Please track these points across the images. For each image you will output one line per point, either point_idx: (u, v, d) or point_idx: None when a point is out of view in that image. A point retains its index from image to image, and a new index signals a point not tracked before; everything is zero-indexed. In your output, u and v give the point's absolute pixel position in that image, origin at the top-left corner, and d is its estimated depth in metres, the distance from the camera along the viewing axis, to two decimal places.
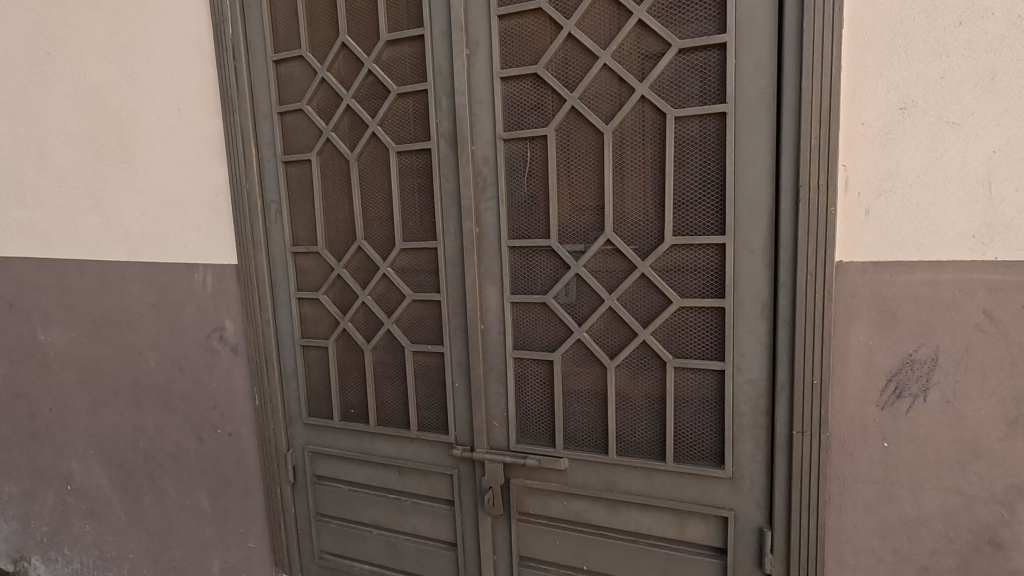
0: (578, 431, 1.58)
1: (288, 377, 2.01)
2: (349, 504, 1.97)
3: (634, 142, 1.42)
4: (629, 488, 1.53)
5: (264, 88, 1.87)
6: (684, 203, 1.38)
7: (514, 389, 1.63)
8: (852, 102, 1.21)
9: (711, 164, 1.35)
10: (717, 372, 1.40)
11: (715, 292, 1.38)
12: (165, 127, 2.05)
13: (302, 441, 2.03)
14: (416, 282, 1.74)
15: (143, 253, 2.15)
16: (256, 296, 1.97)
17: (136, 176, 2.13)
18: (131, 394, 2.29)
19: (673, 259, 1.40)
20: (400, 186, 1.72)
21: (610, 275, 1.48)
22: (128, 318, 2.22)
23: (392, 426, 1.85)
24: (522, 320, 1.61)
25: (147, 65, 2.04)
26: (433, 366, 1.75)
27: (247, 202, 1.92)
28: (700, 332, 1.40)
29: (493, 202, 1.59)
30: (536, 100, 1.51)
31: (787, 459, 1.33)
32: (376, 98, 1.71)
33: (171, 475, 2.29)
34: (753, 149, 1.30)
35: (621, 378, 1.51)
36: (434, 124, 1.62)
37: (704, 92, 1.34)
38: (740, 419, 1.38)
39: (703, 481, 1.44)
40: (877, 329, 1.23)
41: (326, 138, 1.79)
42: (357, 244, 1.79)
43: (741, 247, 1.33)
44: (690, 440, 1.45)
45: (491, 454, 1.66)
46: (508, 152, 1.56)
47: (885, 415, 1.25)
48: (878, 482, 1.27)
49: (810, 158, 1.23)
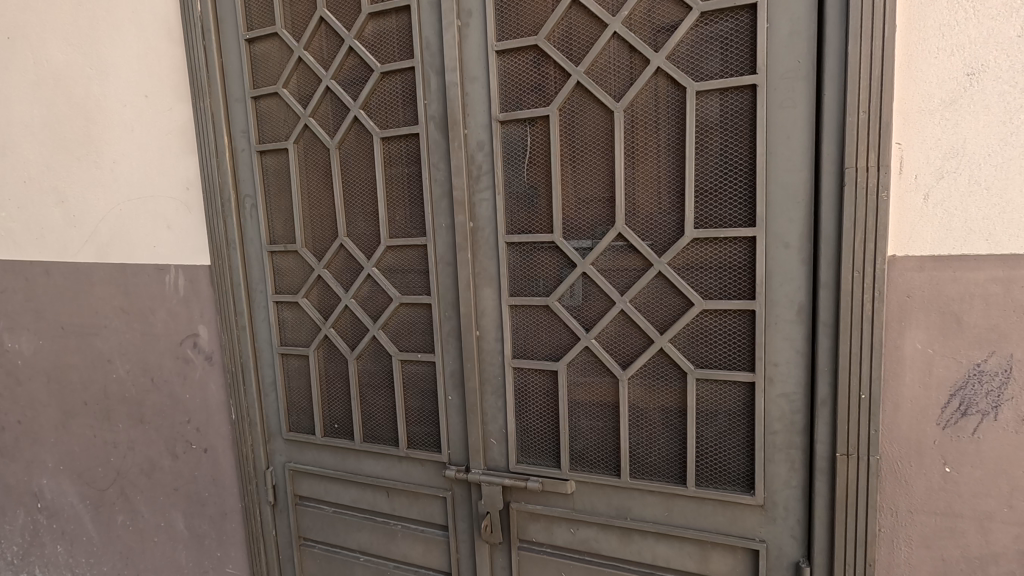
0: (587, 450, 1.40)
1: (267, 389, 1.83)
2: (334, 528, 1.79)
3: (648, 121, 1.25)
4: (644, 515, 1.35)
5: (237, 71, 1.70)
6: (707, 191, 1.21)
7: (514, 403, 1.46)
8: (908, 68, 1.03)
9: (739, 146, 1.17)
10: (746, 385, 1.22)
11: (744, 294, 1.20)
12: (133, 116, 1.88)
13: (283, 458, 1.86)
14: (404, 283, 1.56)
15: (111, 254, 1.98)
16: (231, 300, 1.80)
17: (103, 169, 1.96)
18: (101, 407, 2.12)
19: (694, 255, 1.23)
20: (386, 177, 1.54)
21: (621, 274, 1.31)
22: (97, 323, 2.05)
23: (379, 443, 1.67)
24: (522, 326, 1.43)
25: (112, 48, 1.86)
26: (423, 376, 1.58)
27: (220, 197, 1.75)
28: (726, 338, 1.22)
29: (488, 193, 1.41)
30: (537, 77, 1.33)
31: (830, 485, 1.16)
32: (358, 79, 1.54)
33: (144, 494, 2.12)
34: (788, 126, 1.12)
35: (634, 391, 1.33)
36: (422, 106, 1.45)
37: (730, 62, 1.16)
38: (772, 438, 1.21)
39: (729, 508, 1.26)
40: (937, 335, 1.06)
41: (304, 124, 1.62)
42: (339, 241, 1.61)
43: (773, 239, 1.16)
44: (715, 462, 1.28)
45: (489, 475, 1.48)
46: (505, 136, 1.39)
47: (947, 436, 1.08)
48: (939, 514, 1.10)
49: (858, 135, 1.05)
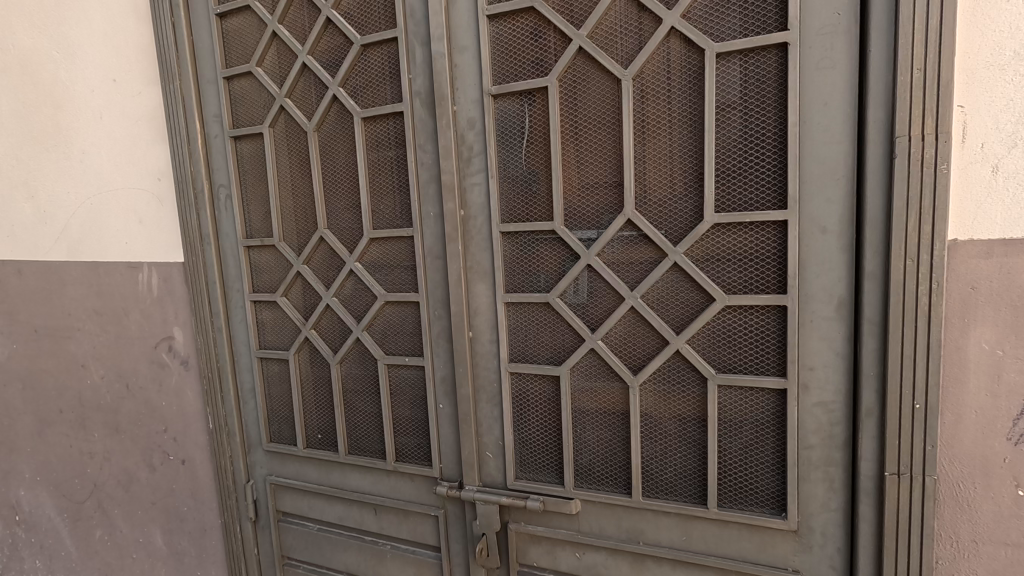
0: (594, 465, 1.25)
1: (246, 396, 1.70)
2: (319, 547, 1.65)
3: (660, 91, 1.09)
4: (659, 539, 1.20)
5: (208, 49, 1.56)
6: (730, 169, 1.05)
7: (511, 412, 1.31)
8: (972, 15, 0.88)
9: (767, 117, 1.01)
10: (776, 392, 1.06)
11: (773, 287, 1.04)
12: (102, 102, 1.73)
13: (264, 471, 1.72)
14: (390, 280, 1.41)
15: (82, 251, 1.83)
16: (206, 300, 1.66)
17: (72, 160, 1.81)
18: (76, 415, 1.96)
19: (715, 244, 1.07)
20: (368, 162, 1.40)
21: (631, 266, 1.15)
22: (70, 326, 1.90)
23: (364, 455, 1.53)
24: (520, 326, 1.28)
25: (80, 30, 1.72)
26: (412, 383, 1.42)
27: (192, 188, 1.61)
28: (752, 339, 1.07)
29: (481, 176, 1.26)
30: (533, 45, 1.18)
31: (876, 510, 1.00)
32: (337, 54, 1.39)
33: (122, 508, 1.97)
34: (827, 90, 0.96)
35: (647, 399, 1.17)
36: (406, 81, 1.30)
37: (756, 17, 1.00)
38: (807, 454, 1.05)
39: (758, 533, 1.11)
40: (1009, 334, 0.91)
41: (280, 105, 1.47)
42: (319, 234, 1.47)
43: (808, 224, 1.00)
44: (740, 480, 1.12)
45: (484, 493, 1.33)
46: (499, 112, 1.23)
47: (1019, 453, 0.92)
48: (1009, 545, 0.94)
49: (912, 97, 0.89)
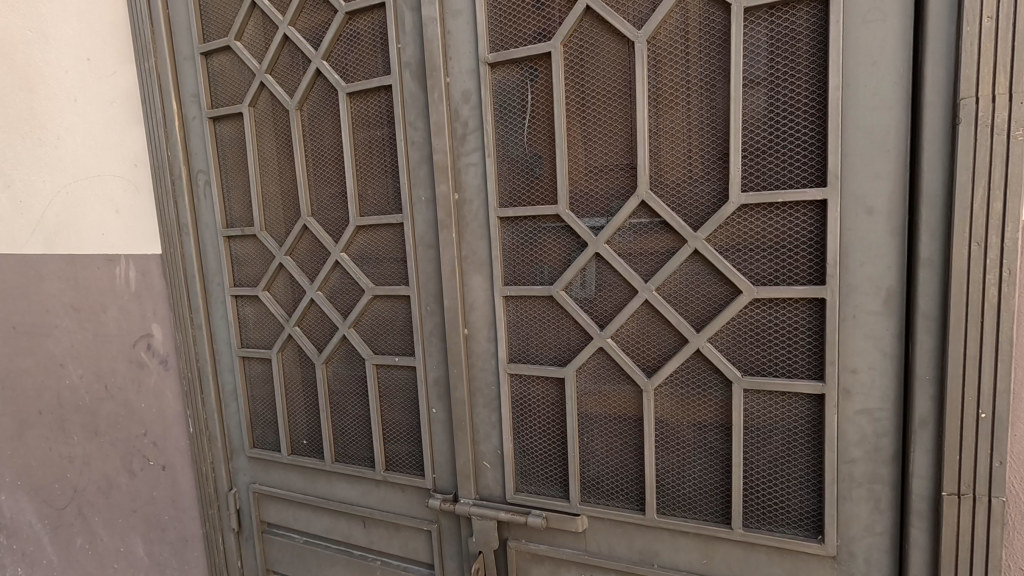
0: (603, 478, 1.12)
1: (228, 398, 1.59)
2: (306, 562, 1.53)
3: (677, 56, 0.96)
4: (676, 561, 1.07)
5: (185, 24, 1.44)
6: (759, 143, 0.91)
7: (510, 418, 1.18)
8: None
9: (801, 83, 0.88)
10: (812, 397, 0.93)
11: (808, 278, 0.91)
12: (77, 83, 1.61)
13: (248, 478, 1.61)
14: (378, 272, 1.29)
15: (58, 243, 1.68)
16: (184, 295, 1.54)
17: (48, 146, 1.66)
18: (54, 417, 1.81)
19: (741, 228, 0.94)
20: (355, 143, 1.27)
21: (644, 256, 1.02)
22: (46, 322, 1.74)
23: (352, 462, 1.41)
24: (521, 324, 1.15)
25: (52, 5, 1.58)
26: (402, 385, 1.30)
27: (169, 174, 1.50)
28: (784, 336, 0.93)
29: (477, 155, 1.14)
30: (535, 6, 1.05)
31: (931, 535, 0.87)
32: (321, 25, 1.27)
33: (102, 516, 1.84)
34: (875, 47, 0.83)
35: (663, 405, 1.04)
36: (394, 51, 1.17)
37: None
38: (849, 469, 0.92)
39: (789, 557, 0.98)
40: None
41: (260, 82, 1.35)
42: (302, 223, 1.34)
43: (852, 204, 0.86)
44: (768, 497, 0.99)
45: (482, 507, 1.21)
46: (496, 83, 1.10)
47: None
48: None
49: (981, 51, 0.76)
